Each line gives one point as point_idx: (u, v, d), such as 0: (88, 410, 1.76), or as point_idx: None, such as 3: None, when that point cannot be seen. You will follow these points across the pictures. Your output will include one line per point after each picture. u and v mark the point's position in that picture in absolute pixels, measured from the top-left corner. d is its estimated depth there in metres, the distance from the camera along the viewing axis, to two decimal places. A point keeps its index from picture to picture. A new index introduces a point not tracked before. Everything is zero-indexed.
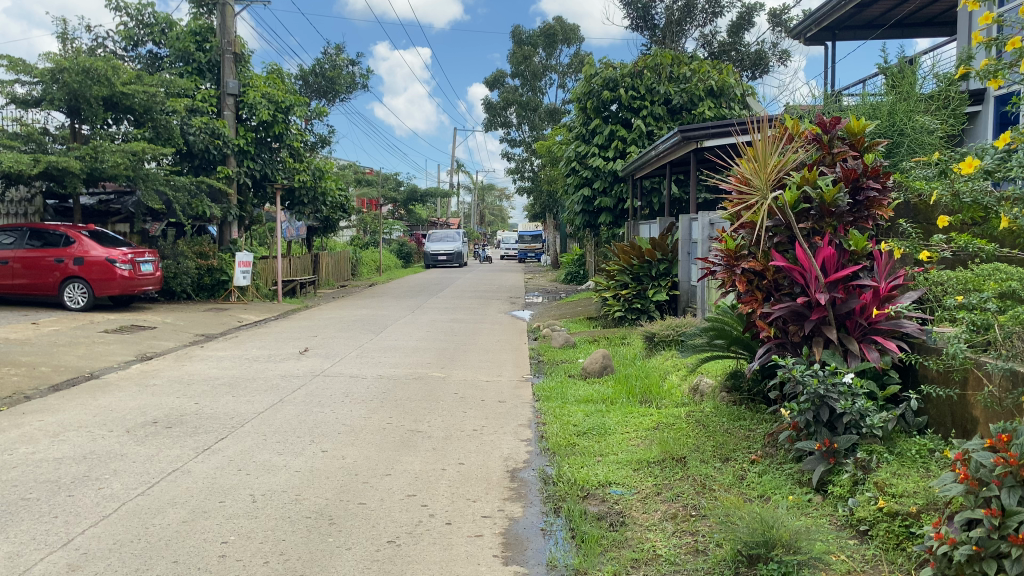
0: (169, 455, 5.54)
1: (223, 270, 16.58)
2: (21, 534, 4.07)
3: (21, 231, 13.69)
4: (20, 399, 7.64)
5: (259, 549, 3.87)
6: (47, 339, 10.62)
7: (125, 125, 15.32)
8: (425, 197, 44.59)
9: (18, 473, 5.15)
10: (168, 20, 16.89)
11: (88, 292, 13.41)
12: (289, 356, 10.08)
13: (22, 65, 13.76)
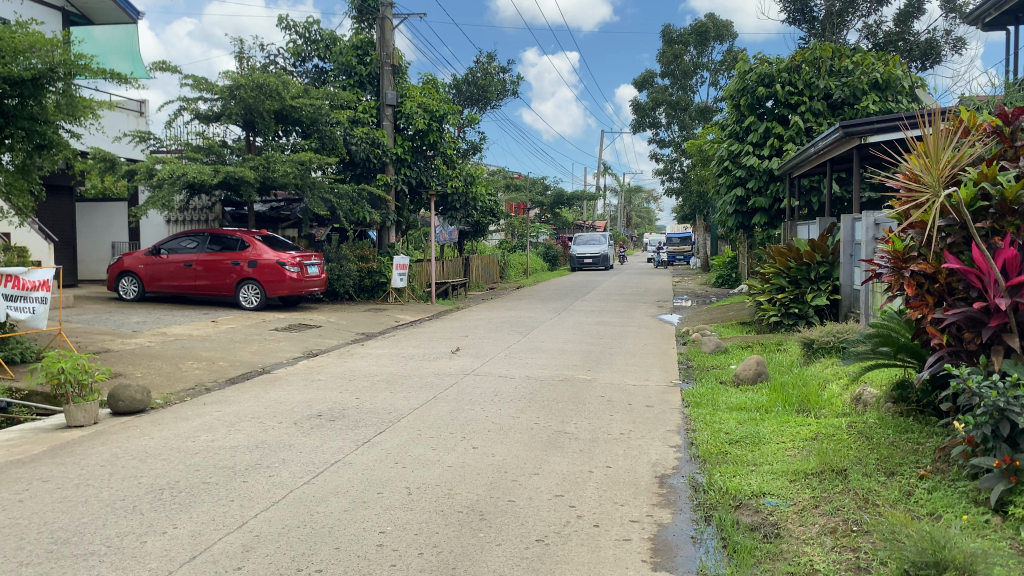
0: (331, 447, 5.86)
1: (381, 273, 17.32)
2: (203, 515, 4.42)
3: (203, 236, 14.87)
4: (201, 391, 8.31)
5: (414, 540, 4.02)
6: (225, 336, 11.48)
7: (295, 137, 16.34)
8: (572, 201, 44.72)
9: (201, 458, 5.60)
10: (332, 36, 17.84)
11: (261, 292, 14.39)
12: (442, 356, 10.40)
13: (205, 83, 14.96)
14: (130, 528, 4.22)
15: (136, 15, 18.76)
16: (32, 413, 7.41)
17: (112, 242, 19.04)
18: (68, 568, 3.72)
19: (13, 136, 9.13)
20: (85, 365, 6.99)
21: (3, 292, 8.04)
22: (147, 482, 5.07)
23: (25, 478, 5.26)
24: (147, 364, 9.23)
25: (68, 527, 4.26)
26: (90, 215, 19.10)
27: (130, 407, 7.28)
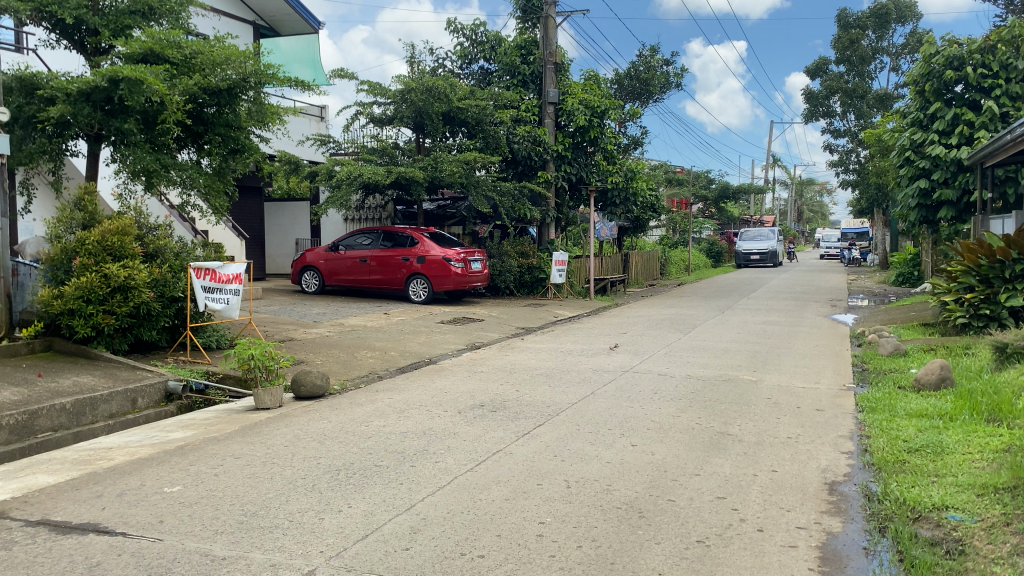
0: (494, 437, 6.02)
1: (541, 269, 17.53)
2: (374, 496, 4.67)
3: (376, 233, 15.62)
4: (374, 379, 8.78)
5: (573, 533, 4.06)
6: (395, 328, 12.04)
7: (461, 137, 16.87)
8: (738, 195, 43.29)
9: (372, 442, 5.92)
10: (497, 37, 18.22)
11: (428, 287, 14.96)
12: (600, 352, 10.40)
13: (379, 88, 15.72)
14: (310, 505, 4.53)
15: (317, 25, 19.98)
16: (226, 394, 8.07)
17: (295, 239, 20.42)
18: (256, 538, 4.05)
19: (211, 141, 10.05)
20: (271, 352, 7.59)
21: (203, 284, 8.76)
22: (325, 462, 5.42)
23: (220, 454, 5.76)
24: (325, 352, 9.85)
25: (256, 501, 4.62)
26: (276, 214, 20.55)
27: (310, 391, 7.80)
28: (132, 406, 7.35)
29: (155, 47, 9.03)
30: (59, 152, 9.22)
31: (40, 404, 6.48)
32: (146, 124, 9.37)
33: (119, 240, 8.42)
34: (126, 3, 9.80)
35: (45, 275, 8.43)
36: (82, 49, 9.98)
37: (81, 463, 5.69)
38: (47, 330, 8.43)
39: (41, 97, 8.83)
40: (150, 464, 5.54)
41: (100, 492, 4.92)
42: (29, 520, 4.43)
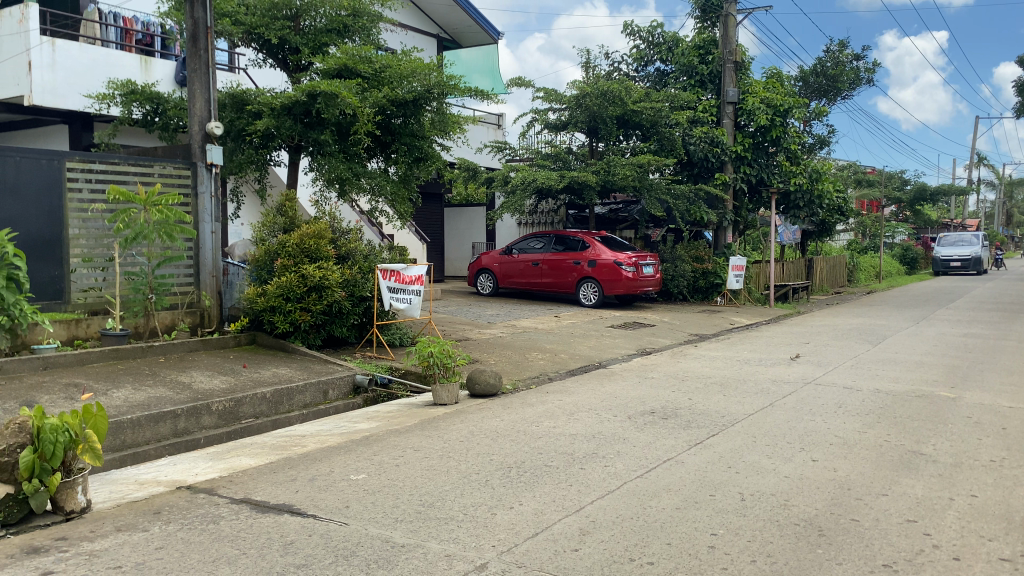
0: (664, 444, 5.94)
1: (716, 274, 17.04)
2: (545, 496, 4.74)
3: (549, 237, 15.84)
4: (545, 380, 8.91)
5: (747, 546, 3.94)
6: (566, 331, 12.15)
7: (636, 141, 16.83)
8: (937, 196, 40.11)
9: (543, 443, 6.01)
10: (674, 38, 17.94)
11: (599, 291, 14.96)
12: (779, 362, 9.98)
13: (555, 95, 15.94)
14: (483, 500, 4.67)
15: (497, 34, 20.53)
16: (407, 390, 8.42)
17: (472, 243, 21.08)
18: (432, 528, 4.23)
19: (398, 150, 10.57)
20: (448, 350, 7.89)
21: (388, 285, 9.24)
22: (498, 460, 5.57)
23: (400, 446, 6.06)
24: (499, 353, 10.11)
25: (433, 493, 4.83)
26: (455, 219, 21.33)
27: (484, 390, 8.04)
28: (324, 397, 7.89)
29: (348, 62, 9.68)
30: (264, 162, 10.06)
31: (245, 392, 7.10)
32: (340, 135, 10.03)
33: (315, 243, 9.05)
34: (324, 22, 10.51)
35: (251, 275, 9.22)
36: (285, 66, 10.85)
37: (278, 448, 6.18)
38: (251, 325, 9.22)
39: (250, 112, 9.70)
40: (339, 452, 5.92)
41: (295, 475, 5.32)
42: (233, 498, 4.87)
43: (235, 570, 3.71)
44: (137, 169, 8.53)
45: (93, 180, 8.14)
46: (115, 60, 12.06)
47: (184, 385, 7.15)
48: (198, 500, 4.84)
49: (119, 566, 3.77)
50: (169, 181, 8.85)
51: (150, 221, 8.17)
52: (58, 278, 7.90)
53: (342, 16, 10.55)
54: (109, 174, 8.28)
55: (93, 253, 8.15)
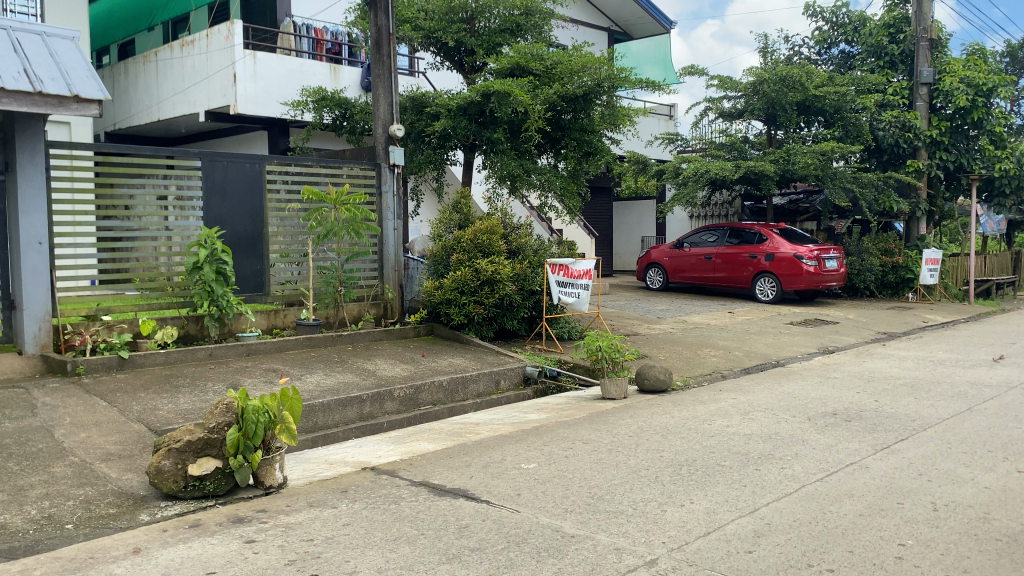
0: (847, 447, 5.65)
1: (908, 268, 15.91)
2: (717, 495, 4.65)
3: (723, 230, 15.40)
4: (718, 377, 8.70)
5: (940, 560, 3.68)
6: (740, 327, 11.79)
7: (817, 127, 16.03)
8: None
9: (716, 441, 5.89)
10: (861, 17, 16.89)
11: (777, 286, 14.39)
12: (980, 363, 9.19)
13: (729, 82, 15.50)
14: (653, 496, 4.65)
15: (669, 25, 20.18)
16: (576, 382, 8.50)
17: (642, 237, 20.88)
18: (602, 521, 4.26)
19: (567, 146, 10.65)
20: (617, 344, 7.86)
21: (557, 279, 9.35)
22: (669, 456, 5.51)
23: (570, 437, 6.15)
24: (670, 348, 9.99)
25: (602, 486, 4.86)
26: (624, 213, 21.24)
27: (654, 386, 7.98)
28: (496, 387, 8.13)
29: (521, 61, 9.90)
30: (442, 161, 10.45)
31: (423, 379, 7.45)
32: (512, 133, 10.26)
33: (488, 238, 9.32)
34: (498, 22, 10.78)
35: (429, 270, 9.65)
36: (461, 68, 11.22)
37: (454, 435, 6.43)
38: (429, 317, 9.64)
39: (428, 113, 10.18)
40: (510, 442, 6.09)
41: (470, 462, 5.53)
42: (413, 480, 5.13)
43: (414, 549, 3.92)
44: (327, 171, 9.16)
45: (289, 181, 8.82)
46: (308, 69, 12.96)
47: (369, 372, 7.60)
48: (381, 481, 5.14)
49: (311, 539, 4.08)
50: (356, 181, 9.45)
51: (340, 219, 8.77)
52: (259, 272, 8.61)
53: (515, 15, 10.78)
54: (303, 175, 8.94)
55: (290, 249, 8.83)
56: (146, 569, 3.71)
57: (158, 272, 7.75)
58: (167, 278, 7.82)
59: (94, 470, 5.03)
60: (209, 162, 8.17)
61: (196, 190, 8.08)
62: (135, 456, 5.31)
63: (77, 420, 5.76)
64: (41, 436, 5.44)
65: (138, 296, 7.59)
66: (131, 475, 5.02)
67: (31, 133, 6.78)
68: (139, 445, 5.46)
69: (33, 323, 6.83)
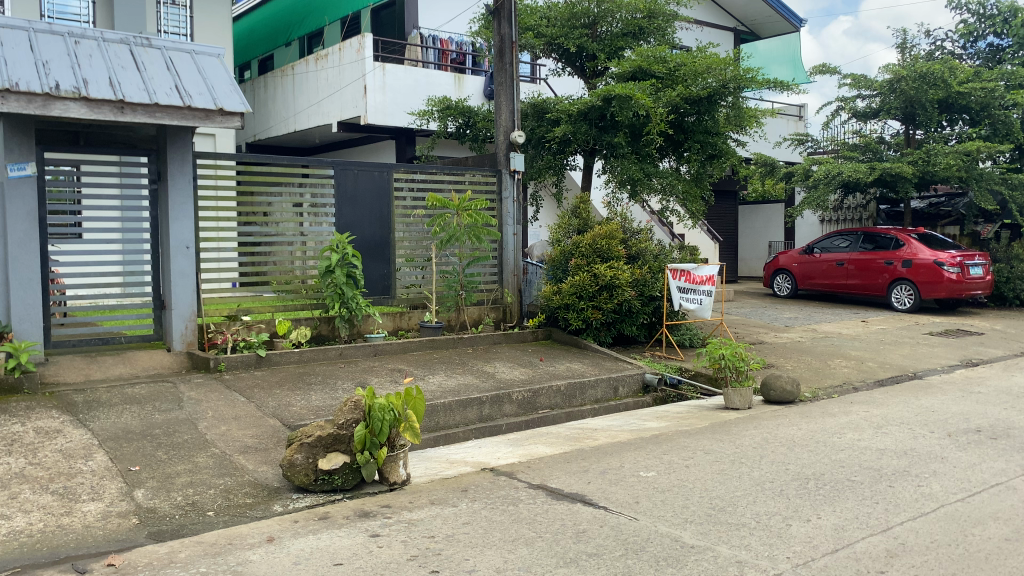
0: (991, 467, 5.31)
1: None
2: (846, 511, 4.48)
3: (856, 235, 14.75)
4: (849, 389, 8.35)
5: None
6: (874, 337, 11.25)
7: (961, 126, 15.12)
8: None
9: (846, 456, 5.66)
10: (1013, 7, 15.78)
11: (915, 294, 13.65)
12: None
13: (863, 81, 14.85)
14: (777, 509, 4.53)
15: (798, 23, 19.52)
16: (697, 391, 8.35)
17: (769, 242, 20.25)
18: (723, 532, 4.19)
19: (690, 149, 10.47)
20: (741, 353, 7.66)
21: (678, 285, 9.22)
22: (795, 469, 5.35)
23: (691, 447, 6.06)
24: (797, 358, 9.66)
25: (724, 497, 4.77)
26: (750, 217, 20.70)
27: (780, 397, 7.74)
28: (614, 394, 8.11)
29: (642, 63, 10.04)
30: (562, 166, 10.52)
31: (542, 384, 7.53)
32: (633, 137, 10.22)
33: (607, 243, 9.30)
34: (620, 26, 10.79)
35: (548, 274, 9.75)
36: (583, 73, 11.27)
37: (572, 440, 6.47)
38: (548, 322, 9.72)
39: (549, 120, 10.33)
40: (630, 449, 6.06)
41: (588, 467, 5.55)
42: (531, 483, 5.20)
43: (532, 550, 3.98)
44: (450, 178, 9.45)
45: (415, 189, 9.13)
46: (434, 79, 13.34)
47: (489, 375, 7.75)
48: (500, 482, 5.24)
49: (432, 536, 4.22)
50: (478, 188, 9.67)
51: (462, 225, 8.97)
52: (386, 276, 8.93)
53: (638, 18, 10.74)
54: (428, 183, 9.24)
55: (415, 253, 9.12)
56: (279, 557, 3.93)
57: (293, 274, 8.17)
58: (302, 281, 8.23)
59: (233, 461, 5.37)
60: (342, 170, 8.54)
61: (329, 198, 8.47)
62: (270, 449, 5.62)
63: (219, 414, 6.15)
64: (187, 427, 5.85)
65: (275, 297, 8.04)
66: (266, 467, 5.33)
67: (180, 146, 7.29)
68: (274, 439, 5.78)
69: (181, 322, 7.35)
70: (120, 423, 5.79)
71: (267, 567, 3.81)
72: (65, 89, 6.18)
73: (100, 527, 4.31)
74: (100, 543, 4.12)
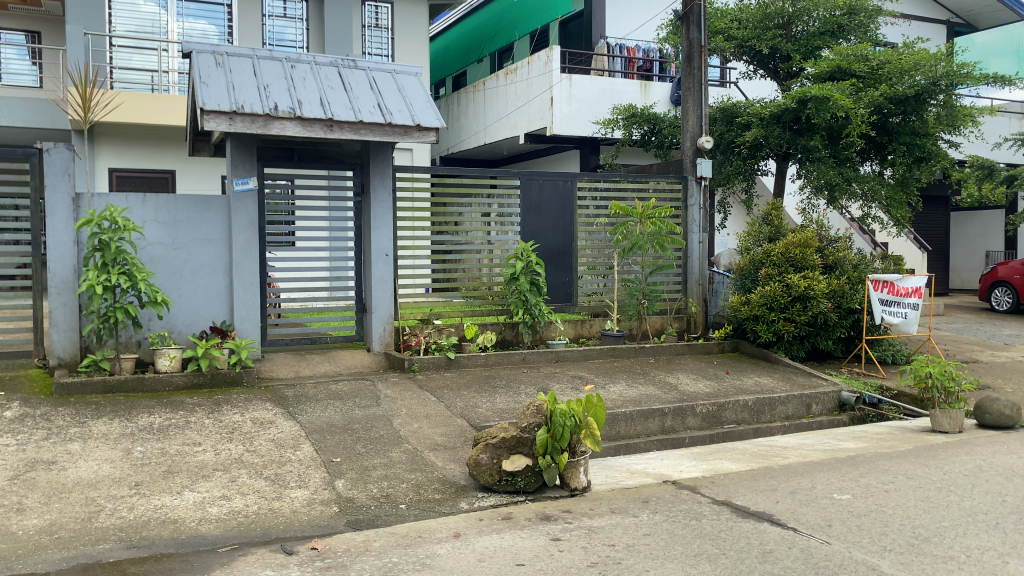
0: None
1: None
2: None
3: None
4: None
5: None
6: None
7: None
8: None
9: None
10: None
11: None
12: None
13: None
14: (991, 544, 4.20)
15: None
16: (900, 412, 7.91)
17: (987, 251, 18.52)
18: (927, 564, 3.95)
19: (896, 151, 9.79)
20: (951, 372, 7.08)
21: (880, 297, 8.71)
22: (1012, 502, 4.92)
23: (891, 470, 5.73)
24: (1018, 379, 8.82)
25: (929, 527, 4.48)
26: (964, 224, 19.07)
27: (997, 422, 7.12)
28: (807, 411, 7.80)
29: (842, 63, 9.55)
30: (752, 172, 10.24)
31: (728, 398, 7.37)
32: (831, 140, 9.77)
33: (801, 252, 8.98)
34: (817, 25, 10.38)
35: (736, 284, 9.54)
36: (776, 75, 10.93)
37: (759, 457, 6.30)
38: (735, 333, 9.50)
39: (739, 124, 10.10)
40: (822, 469, 5.82)
41: (776, 486, 5.39)
42: (715, 498, 5.13)
43: (714, 567, 3.95)
44: (634, 186, 9.47)
45: (598, 198, 9.24)
46: (620, 88, 13.36)
47: (672, 386, 7.68)
48: (682, 495, 5.21)
49: (613, 544, 4.28)
50: (663, 195, 9.64)
51: (645, 232, 8.91)
52: (568, 284, 9.08)
53: (836, 16, 10.31)
54: (612, 191, 9.33)
55: (597, 261, 9.24)
56: (465, 553, 4.15)
57: (480, 281, 8.55)
58: (488, 287, 8.58)
59: (424, 457, 5.70)
60: (528, 181, 8.83)
61: (516, 208, 8.78)
62: (458, 447, 5.92)
63: (411, 412, 6.55)
64: (383, 423, 6.28)
65: (464, 303, 8.46)
66: (454, 465, 5.61)
67: (382, 160, 7.83)
68: (461, 438, 6.08)
69: (379, 325, 7.87)
70: (324, 417, 6.32)
71: (453, 562, 4.03)
72: (283, 111, 6.84)
73: (305, 512, 4.74)
74: (306, 527, 4.54)
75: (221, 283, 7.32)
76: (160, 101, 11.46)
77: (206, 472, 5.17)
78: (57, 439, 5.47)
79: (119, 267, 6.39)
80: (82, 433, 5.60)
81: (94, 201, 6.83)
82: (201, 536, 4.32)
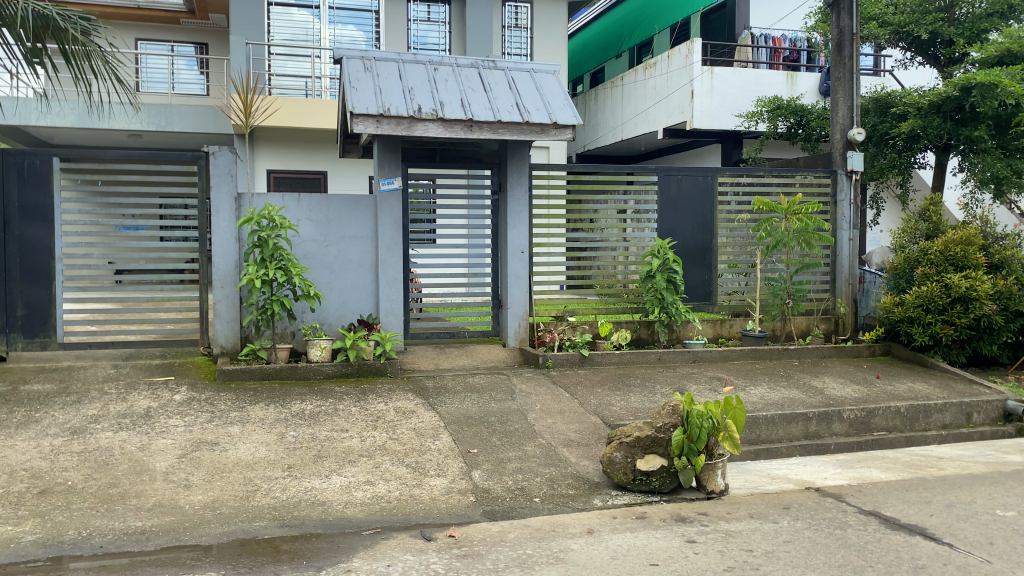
0: None
1: None
2: None
3: None
4: None
5: None
6: None
7: None
8: None
9: None
10: None
11: None
12: None
13: None
14: None
15: None
16: None
17: None
18: None
19: None
20: None
21: None
22: None
23: None
24: None
25: None
26: None
27: None
28: (967, 421, 7.38)
29: (1013, 46, 8.93)
30: (908, 165, 9.74)
31: (878, 404, 7.09)
32: (999, 131, 9.18)
33: (963, 250, 8.46)
34: (985, 6, 9.75)
35: (889, 283, 9.12)
36: (936, 62, 10.34)
37: (912, 467, 6.04)
38: (887, 335, 9.08)
39: (894, 114, 9.64)
40: (984, 483, 5.52)
41: (930, 498, 5.17)
42: (862, 508, 4.98)
43: None
44: (780, 180, 9.23)
45: (740, 193, 9.09)
46: (765, 79, 13.02)
47: (817, 390, 7.46)
48: (826, 503, 5.09)
49: (750, 549, 4.26)
50: (810, 189, 9.34)
51: (790, 230, 8.65)
52: (708, 282, 9.00)
53: None
54: (755, 186, 9.14)
55: (738, 259, 9.08)
56: (597, 549, 4.26)
57: (616, 279, 8.60)
58: (623, 285, 8.62)
59: (558, 453, 5.84)
60: (665, 177, 8.79)
61: (653, 204, 8.77)
62: (591, 445, 6.03)
63: (546, 407, 6.71)
64: (518, 417, 6.48)
65: (599, 301, 8.53)
66: (588, 462, 5.72)
67: (519, 158, 8.00)
68: (595, 436, 6.17)
69: (515, 320, 8.08)
70: (462, 408, 6.58)
71: (586, 557, 4.14)
72: (426, 113, 7.15)
73: (444, 500, 4.98)
74: (444, 515, 4.77)
75: (367, 279, 7.74)
76: (313, 106, 12.15)
77: (352, 458, 5.52)
78: (219, 421, 5.99)
79: (276, 262, 6.89)
80: (241, 417, 6.10)
81: (255, 200, 7.38)
82: (347, 518, 4.63)
